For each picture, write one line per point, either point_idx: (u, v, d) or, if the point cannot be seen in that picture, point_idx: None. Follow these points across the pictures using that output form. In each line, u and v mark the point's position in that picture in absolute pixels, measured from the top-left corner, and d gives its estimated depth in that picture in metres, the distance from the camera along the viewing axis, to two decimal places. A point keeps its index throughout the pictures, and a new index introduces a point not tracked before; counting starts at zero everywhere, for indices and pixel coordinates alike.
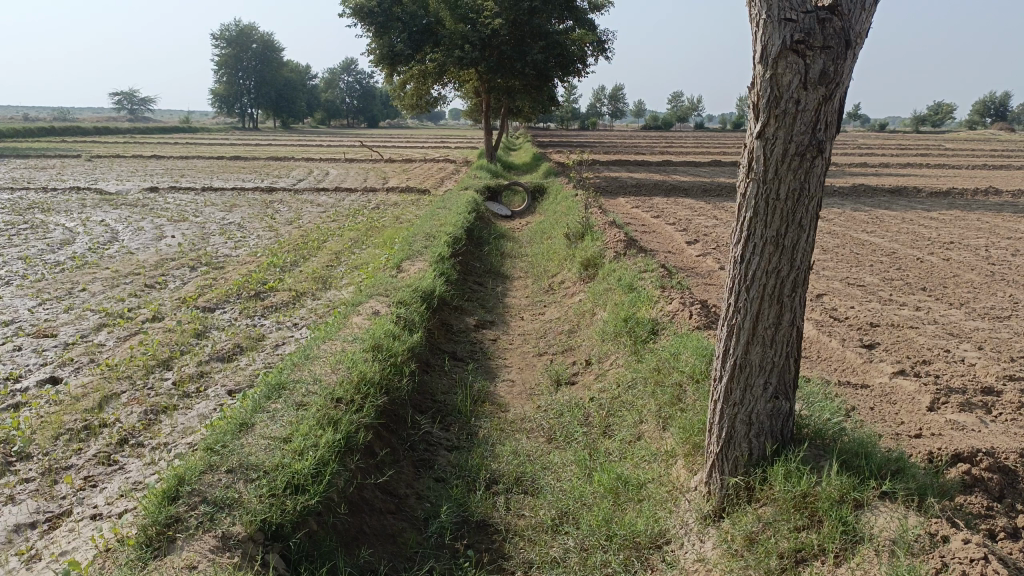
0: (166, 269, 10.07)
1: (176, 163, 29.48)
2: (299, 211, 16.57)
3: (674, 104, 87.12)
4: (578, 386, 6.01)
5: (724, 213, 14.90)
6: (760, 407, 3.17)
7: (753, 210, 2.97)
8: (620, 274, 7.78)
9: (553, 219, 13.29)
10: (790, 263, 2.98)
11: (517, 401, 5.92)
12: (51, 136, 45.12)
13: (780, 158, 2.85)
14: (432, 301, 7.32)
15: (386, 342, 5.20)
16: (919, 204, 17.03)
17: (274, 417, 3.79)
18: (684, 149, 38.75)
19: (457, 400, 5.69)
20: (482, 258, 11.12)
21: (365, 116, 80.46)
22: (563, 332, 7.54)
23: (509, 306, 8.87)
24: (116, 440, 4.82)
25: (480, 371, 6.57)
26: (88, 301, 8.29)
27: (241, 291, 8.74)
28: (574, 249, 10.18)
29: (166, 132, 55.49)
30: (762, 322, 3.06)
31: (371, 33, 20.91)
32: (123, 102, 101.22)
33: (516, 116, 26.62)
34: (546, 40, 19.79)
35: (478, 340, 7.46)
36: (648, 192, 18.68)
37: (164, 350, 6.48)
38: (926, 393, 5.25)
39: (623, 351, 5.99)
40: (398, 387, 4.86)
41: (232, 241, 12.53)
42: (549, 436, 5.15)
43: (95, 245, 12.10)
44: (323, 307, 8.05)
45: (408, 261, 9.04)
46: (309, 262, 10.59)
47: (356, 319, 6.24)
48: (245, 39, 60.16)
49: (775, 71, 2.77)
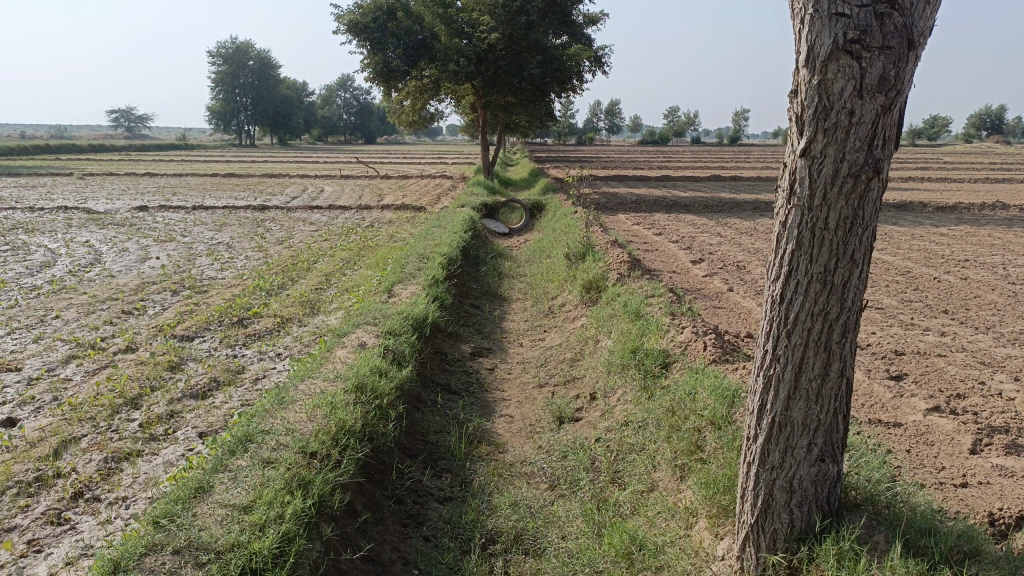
0: (146, 294, 9.58)
1: (169, 181, 29.06)
2: (291, 230, 16.11)
3: (671, 120, 87.22)
4: (582, 425, 5.51)
5: (728, 230, 14.48)
6: (803, 472, 2.69)
7: (795, 240, 2.50)
8: (626, 298, 7.29)
9: (553, 237, 12.83)
10: (840, 304, 2.50)
11: (516, 440, 5.42)
12: (46, 154, 44.54)
13: (828, 179, 2.38)
14: (424, 330, 6.83)
15: (370, 381, 4.70)
16: (926, 219, 16.61)
17: (237, 478, 3.30)
18: (682, 163, 38.38)
19: (450, 442, 5.20)
20: (478, 279, 10.64)
21: (362, 132, 80.24)
22: (565, 360, 7.05)
23: (507, 331, 8.38)
24: (68, 494, 4.31)
25: (477, 406, 6.07)
26: (59, 330, 7.79)
27: (222, 318, 8.25)
28: (575, 269, 9.72)
29: (161, 149, 55.07)
30: (806, 373, 2.58)
31: (366, 49, 20.53)
32: (120, 118, 100.80)
33: (513, 131, 26.27)
34: (543, 55, 19.42)
35: (475, 370, 6.97)
36: (648, 207, 18.29)
37: (133, 387, 5.97)
38: (966, 433, 4.78)
39: (632, 385, 5.50)
40: (383, 432, 4.36)
41: (218, 262, 12.07)
42: (552, 484, 4.65)
43: (76, 268, 11.62)
44: (309, 335, 7.56)
45: (400, 284, 8.57)
46: (298, 285, 10.11)
47: (340, 351, 5.74)
48: (241, 56, 59.79)
49: (823, 75, 2.31)
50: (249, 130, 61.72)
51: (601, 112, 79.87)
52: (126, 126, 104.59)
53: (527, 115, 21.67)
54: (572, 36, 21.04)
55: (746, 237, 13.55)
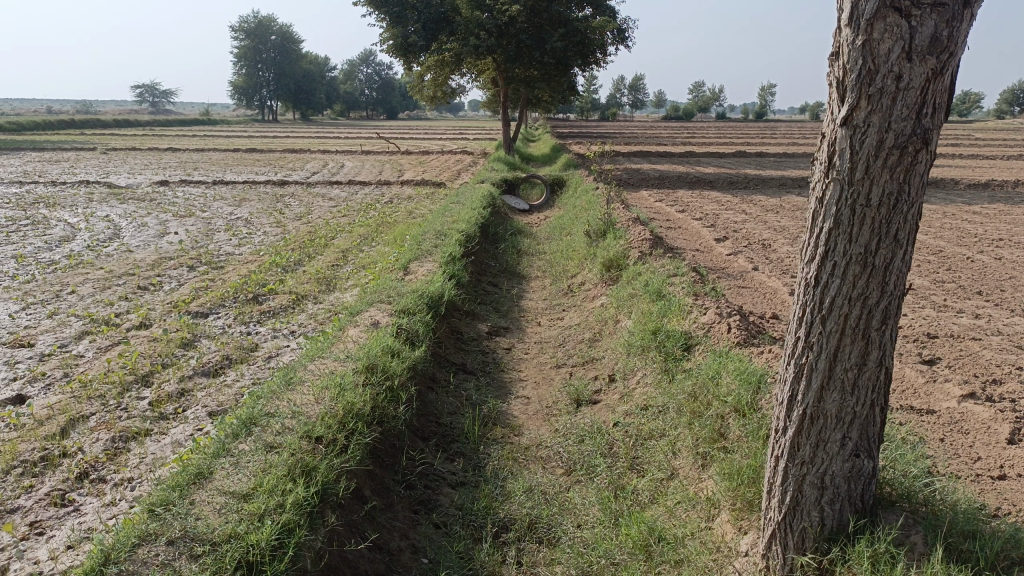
0: (163, 269, 9.51)
1: (191, 156, 29.09)
2: (310, 205, 16.02)
3: (695, 95, 85.96)
4: (601, 408, 5.35)
5: (753, 207, 14.16)
6: (835, 468, 2.51)
7: (833, 218, 2.29)
8: (647, 278, 7.07)
9: (573, 214, 12.61)
10: (881, 288, 2.30)
11: (532, 423, 5.27)
12: (72, 129, 44.71)
13: (872, 152, 2.17)
14: (439, 308, 6.68)
15: (381, 362, 4.56)
16: (959, 197, 16.14)
17: (239, 464, 3.19)
18: (706, 140, 37.83)
19: (464, 424, 5.07)
20: (497, 257, 10.47)
21: (383, 108, 79.93)
22: (584, 341, 6.88)
23: (525, 309, 8.21)
24: (74, 475, 4.24)
25: (492, 387, 5.92)
26: (74, 306, 7.74)
27: (237, 294, 8.15)
28: (595, 247, 9.51)
29: (185, 124, 55.21)
30: (842, 362, 2.40)
31: (386, 22, 20.28)
32: (144, 93, 101.31)
33: (535, 106, 25.89)
34: (566, 28, 19.06)
35: (491, 349, 6.82)
36: (672, 184, 17.95)
37: (144, 364, 5.89)
38: (1004, 421, 4.55)
39: (652, 368, 5.32)
40: (393, 416, 4.22)
41: (236, 238, 11.99)
42: (567, 469, 4.50)
43: (95, 242, 11.59)
44: (324, 313, 7.45)
45: (417, 262, 8.42)
46: (314, 261, 9.99)
47: (352, 330, 5.61)
48: (263, 31, 59.62)
49: (868, 35, 2.09)
50: (271, 105, 61.64)
51: (625, 87, 78.82)
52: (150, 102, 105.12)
53: (549, 90, 21.36)
54: (596, 8, 20.64)
55: (772, 215, 13.24)
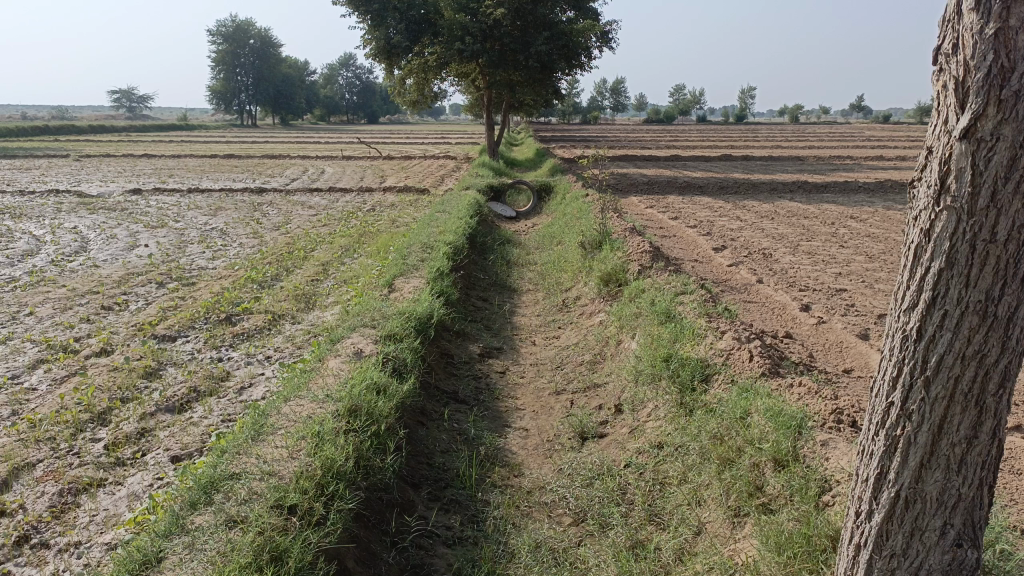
0: (129, 286, 8.91)
1: (166, 163, 28.26)
2: (289, 214, 15.41)
3: (677, 98, 86.18)
4: (608, 443, 4.84)
5: (747, 214, 13.78)
6: (932, 561, 2.04)
7: (945, 257, 1.86)
8: (653, 295, 6.57)
9: (563, 222, 12.14)
10: (1003, 344, 1.85)
11: (534, 461, 4.76)
12: (45, 136, 43.55)
13: (1000, 173, 1.76)
14: (428, 332, 6.13)
15: (365, 403, 4.02)
16: None
17: (194, 548, 2.68)
18: (689, 143, 37.65)
19: (459, 465, 4.56)
20: (486, 269, 9.96)
21: (365, 112, 79.31)
22: (584, 363, 6.38)
23: (518, 327, 7.68)
24: (11, 540, 3.69)
25: (486, 419, 5.39)
26: (30, 330, 7.14)
27: (209, 315, 7.56)
28: (590, 259, 9.03)
29: (162, 130, 54.14)
30: (948, 436, 1.94)
31: (367, 25, 19.70)
32: (121, 98, 99.61)
33: (519, 110, 25.45)
34: (551, 31, 18.62)
35: (484, 374, 6.29)
36: (661, 189, 17.53)
37: (101, 400, 5.31)
38: None
39: (665, 400, 4.83)
40: (379, 467, 3.69)
41: (210, 251, 11.38)
42: (576, 519, 3.98)
43: (59, 257, 10.94)
44: (303, 335, 6.90)
45: (402, 277, 7.89)
46: (293, 276, 9.41)
47: (333, 360, 5.06)
48: (242, 35, 58.54)
49: (1003, 23, 1.69)
50: (251, 110, 60.79)
51: (606, 91, 78.60)
52: (126, 107, 103.52)
53: (534, 94, 20.87)
54: (579, 10, 20.15)
55: (767, 222, 12.85)
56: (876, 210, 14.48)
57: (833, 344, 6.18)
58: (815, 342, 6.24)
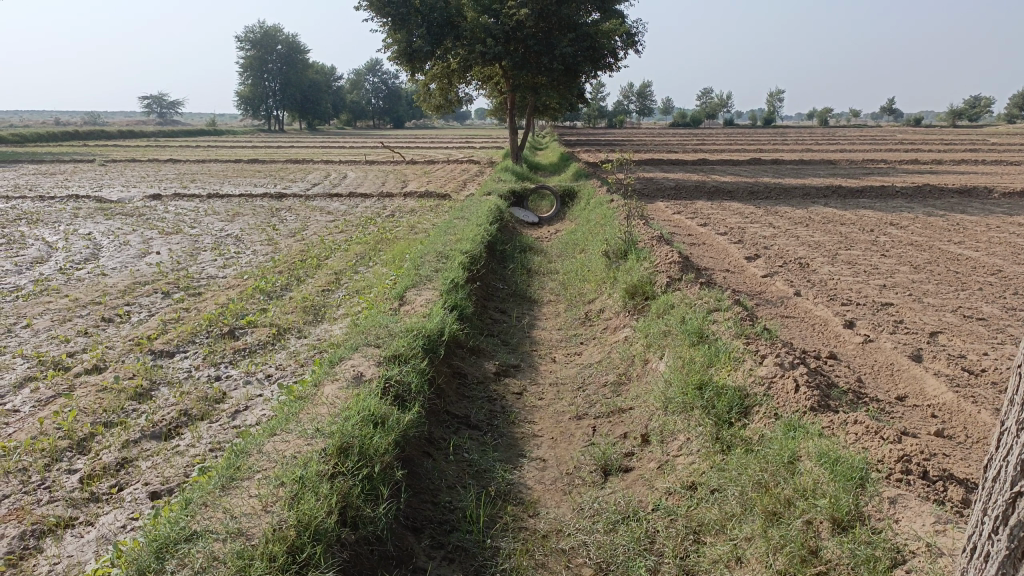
0: (133, 296, 8.55)
1: (190, 168, 28.15)
2: (306, 220, 15.06)
3: (704, 102, 85.34)
4: (635, 480, 4.33)
5: (780, 220, 13.19)
6: None
7: None
8: (683, 312, 6.05)
9: (587, 229, 11.64)
10: None
11: (551, 498, 4.26)
12: (74, 141, 43.90)
13: None
14: (438, 351, 5.66)
15: (358, 440, 3.56)
16: (995, 208, 15.22)
17: None
18: (718, 146, 36.95)
19: (467, 505, 4.07)
20: (505, 279, 9.48)
21: (390, 117, 79.32)
22: (607, 385, 5.87)
23: (538, 342, 7.17)
24: None
25: (499, 449, 4.88)
26: (23, 344, 6.78)
27: (211, 328, 7.15)
28: (615, 269, 8.52)
29: (189, 135, 54.37)
30: None
31: (388, 28, 19.34)
32: (151, 103, 100.91)
33: (542, 114, 24.99)
34: (576, 32, 18.13)
35: (499, 396, 5.79)
36: (689, 194, 16.96)
37: (82, 426, 4.89)
38: None
39: (700, 433, 4.31)
40: (371, 517, 3.22)
41: (221, 258, 11.02)
42: (597, 572, 3.49)
43: (68, 265, 10.63)
44: (307, 351, 6.46)
45: (414, 289, 7.43)
46: (303, 286, 9.00)
47: (331, 385, 4.59)
48: (269, 41, 58.54)
49: None
50: (277, 115, 60.93)
51: (632, 94, 77.90)
52: (157, 113, 104.83)
53: (558, 96, 20.40)
54: (604, 11, 19.66)
55: (802, 228, 12.26)
56: (916, 216, 13.78)
57: (883, 366, 5.63)
58: (863, 363, 5.70)
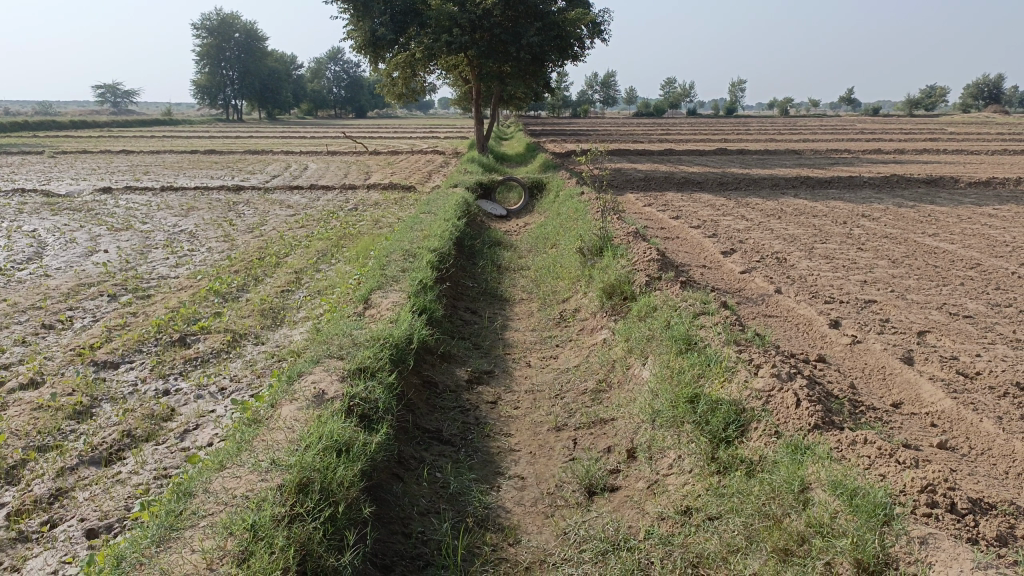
0: (77, 300, 7.99)
1: (145, 159, 27.19)
2: (265, 214, 14.46)
3: (667, 92, 85.49)
4: (623, 500, 4.00)
5: (753, 212, 12.98)
6: None
7: None
8: (667, 315, 5.73)
9: (558, 223, 11.30)
10: None
11: (532, 522, 3.90)
12: (23, 131, 42.28)
13: None
14: (407, 361, 5.26)
15: (319, 475, 3.17)
16: (964, 198, 15.21)
17: None
18: (683, 137, 36.85)
19: (441, 536, 3.69)
20: (475, 277, 9.09)
21: (352, 106, 78.09)
22: (587, 392, 5.51)
23: (511, 344, 6.80)
24: None
25: (474, 467, 4.50)
26: None
27: (160, 335, 6.64)
28: (589, 266, 8.19)
29: (144, 125, 52.77)
30: None
31: (350, 15, 18.74)
32: (105, 93, 98.51)
33: (508, 104, 24.57)
34: (542, 21, 17.73)
35: (472, 406, 5.41)
36: (659, 185, 16.71)
37: (12, 452, 4.41)
38: None
39: (694, 452, 3.99)
40: (334, 566, 2.83)
41: (174, 257, 10.45)
42: None
43: (8, 265, 9.98)
44: (266, 360, 6.01)
45: (380, 291, 7.01)
46: (261, 286, 8.51)
47: (289, 406, 4.17)
48: (226, 28, 56.94)
49: None
50: (236, 104, 59.51)
51: (596, 84, 77.72)
52: (113, 103, 101.97)
53: (524, 86, 19.99)
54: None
55: (775, 221, 12.05)
56: (886, 207, 13.69)
57: (874, 370, 5.37)
58: (854, 367, 5.43)
